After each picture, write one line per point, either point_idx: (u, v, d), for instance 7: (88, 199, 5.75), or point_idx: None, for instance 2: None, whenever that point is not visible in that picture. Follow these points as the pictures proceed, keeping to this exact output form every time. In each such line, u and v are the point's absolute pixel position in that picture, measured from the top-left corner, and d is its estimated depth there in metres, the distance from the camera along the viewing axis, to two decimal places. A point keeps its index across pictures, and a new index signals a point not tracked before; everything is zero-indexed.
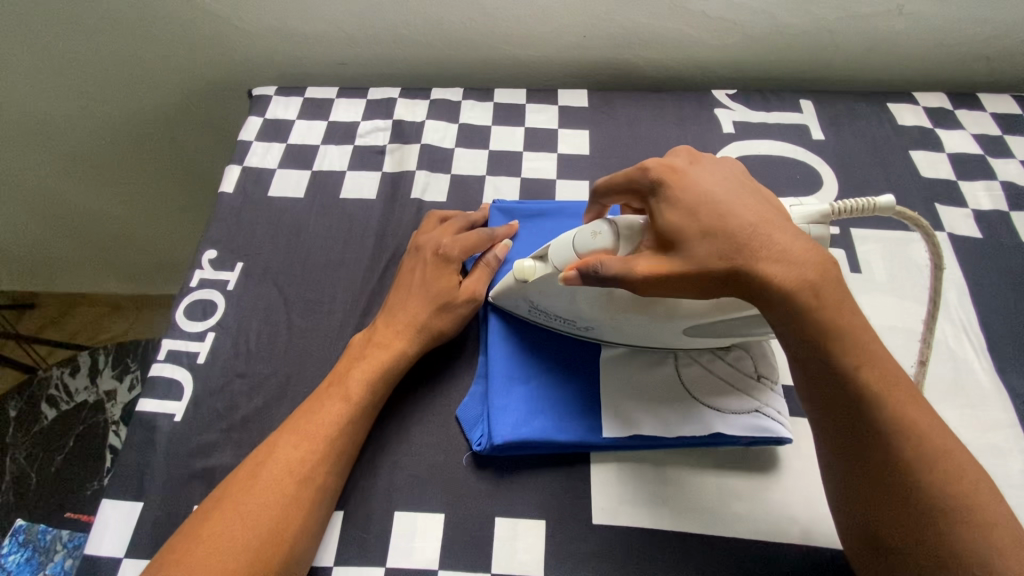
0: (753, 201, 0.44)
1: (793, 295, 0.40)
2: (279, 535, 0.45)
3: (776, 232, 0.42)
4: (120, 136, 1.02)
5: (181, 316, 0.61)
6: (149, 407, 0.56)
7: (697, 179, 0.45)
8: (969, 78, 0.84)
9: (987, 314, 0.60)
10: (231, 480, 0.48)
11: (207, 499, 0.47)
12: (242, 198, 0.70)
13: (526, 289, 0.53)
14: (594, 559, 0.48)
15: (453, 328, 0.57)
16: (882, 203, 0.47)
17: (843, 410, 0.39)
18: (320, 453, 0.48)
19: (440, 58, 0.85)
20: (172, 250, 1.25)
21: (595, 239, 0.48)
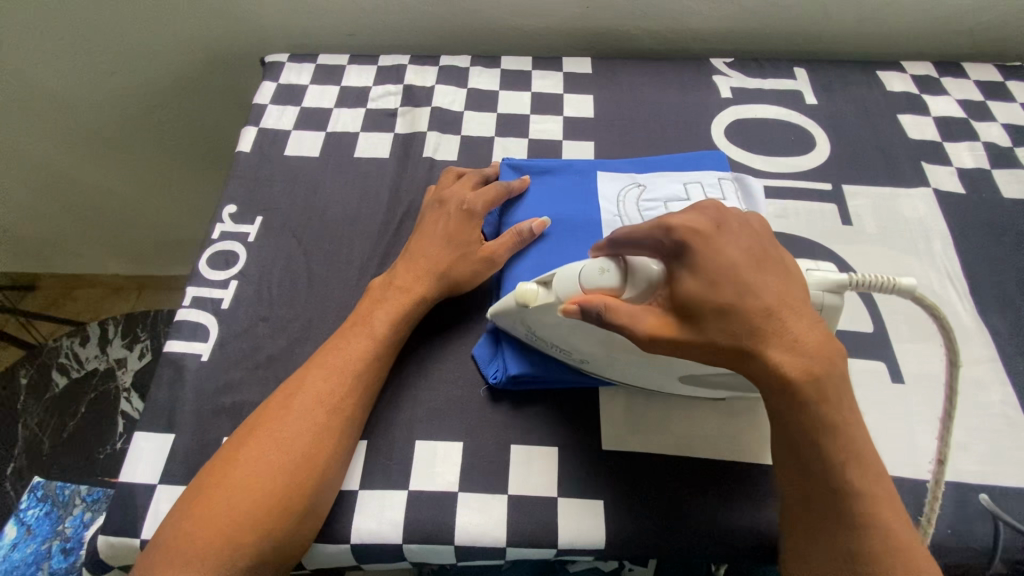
0: (774, 284, 0.41)
1: (792, 387, 0.39)
2: (314, 459, 0.47)
3: (795, 322, 0.40)
4: (127, 112, 1.03)
5: (204, 265, 0.64)
6: (177, 348, 0.58)
7: (726, 248, 0.42)
8: (954, 50, 0.88)
9: (970, 261, 0.64)
10: (263, 410, 0.50)
11: (240, 428, 0.50)
12: (259, 157, 0.72)
13: (525, 313, 0.50)
14: (604, 481, 0.52)
15: (473, 277, 0.59)
16: (902, 285, 0.46)
17: (814, 479, 0.40)
18: (348, 385, 0.51)
19: (448, 28, 0.87)
20: (176, 228, 1.26)
21: (604, 274, 0.45)
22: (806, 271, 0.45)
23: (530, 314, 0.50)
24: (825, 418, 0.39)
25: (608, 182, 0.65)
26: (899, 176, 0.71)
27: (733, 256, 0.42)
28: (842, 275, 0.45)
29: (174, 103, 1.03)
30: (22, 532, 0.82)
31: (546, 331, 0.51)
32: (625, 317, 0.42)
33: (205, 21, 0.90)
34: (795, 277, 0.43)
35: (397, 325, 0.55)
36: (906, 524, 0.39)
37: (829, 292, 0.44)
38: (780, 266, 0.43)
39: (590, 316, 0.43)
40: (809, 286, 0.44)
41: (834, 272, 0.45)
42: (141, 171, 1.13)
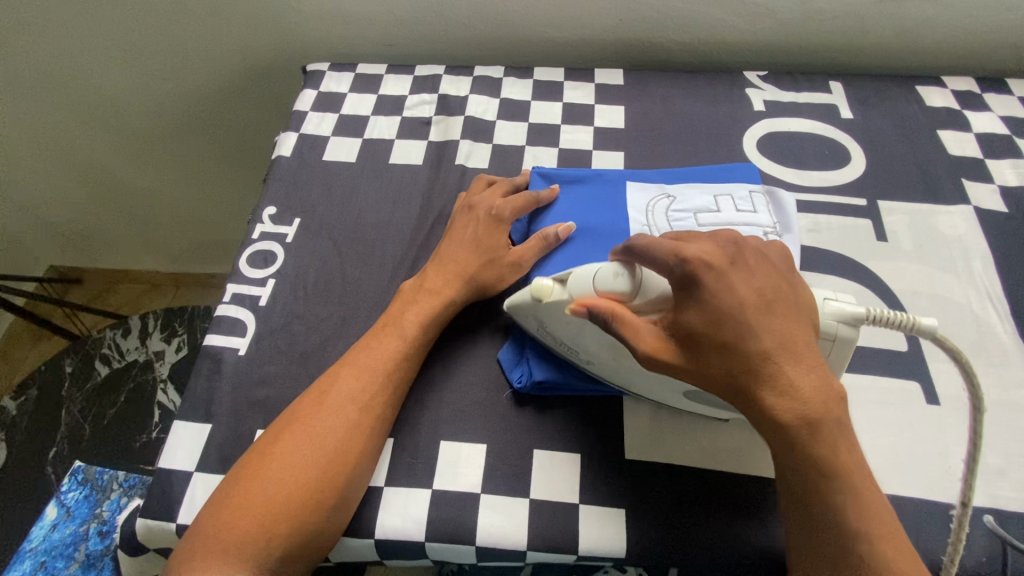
0: (780, 323, 0.41)
1: (786, 428, 0.40)
2: (342, 454, 0.49)
3: (793, 364, 0.40)
4: (175, 116, 1.08)
5: (244, 264, 0.66)
6: (217, 342, 0.61)
7: (735, 288, 0.42)
8: (997, 67, 0.86)
9: (1012, 282, 0.62)
10: (298, 405, 0.52)
11: (275, 422, 0.51)
12: (299, 161, 0.75)
13: (539, 308, 0.52)
14: (625, 489, 0.52)
15: (500, 283, 0.60)
16: (924, 325, 0.44)
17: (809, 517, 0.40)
18: (378, 384, 0.52)
19: (483, 40, 0.89)
20: (213, 226, 1.31)
21: (616, 279, 0.47)
22: (823, 300, 0.45)
23: (543, 307, 0.51)
24: (821, 459, 0.39)
25: (636, 193, 0.65)
26: (938, 193, 0.69)
27: (742, 296, 0.42)
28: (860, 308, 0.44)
29: (217, 110, 1.08)
30: (62, 513, 0.86)
31: (560, 331, 0.52)
32: (628, 326, 0.43)
33: (249, 31, 0.94)
34: (808, 315, 0.43)
35: (427, 326, 0.57)
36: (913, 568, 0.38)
37: (845, 323, 0.44)
38: (791, 306, 0.42)
39: (596, 319, 0.44)
40: (823, 317, 0.44)
41: (852, 304, 0.45)
42: (182, 171, 1.18)
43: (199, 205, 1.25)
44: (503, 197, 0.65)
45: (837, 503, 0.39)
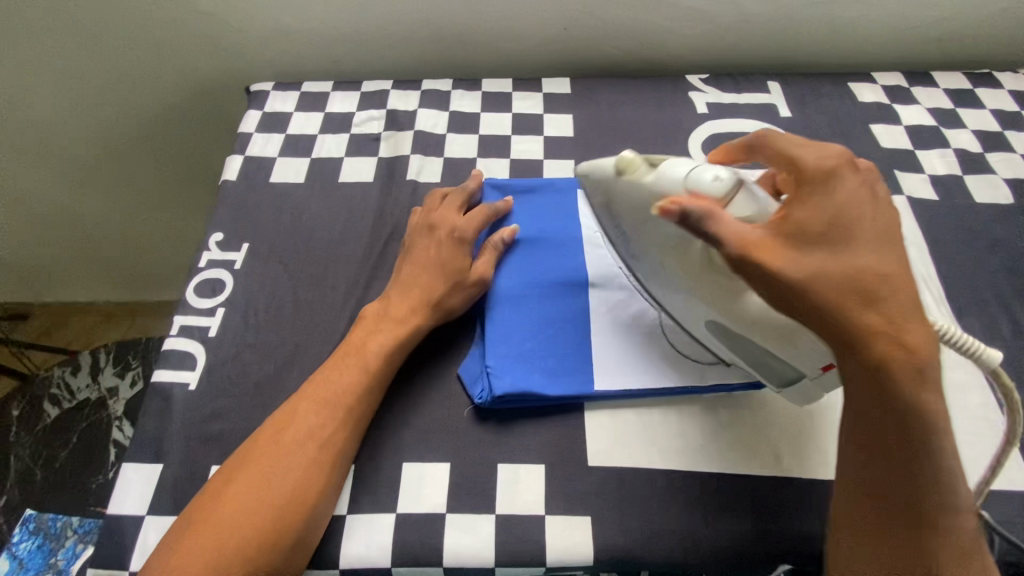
0: (879, 248, 0.40)
1: (890, 359, 0.38)
2: (297, 488, 0.48)
3: (905, 295, 0.39)
4: (115, 143, 1.04)
5: (191, 294, 0.64)
6: (165, 377, 0.59)
7: (852, 208, 0.40)
8: (923, 61, 0.91)
9: (945, 266, 0.65)
10: (254, 444, 0.50)
11: (231, 462, 0.50)
12: (245, 185, 0.74)
13: (612, 182, 0.51)
14: (591, 496, 0.52)
15: (463, 308, 0.60)
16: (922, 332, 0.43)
17: (894, 459, 0.39)
18: (338, 419, 0.51)
19: (430, 53, 0.89)
20: (166, 251, 1.25)
21: (717, 179, 0.44)
22: None
23: (621, 184, 0.50)
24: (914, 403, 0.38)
25: (587, 201, 0.68)
26: None
27: (855, 215, 0.41)
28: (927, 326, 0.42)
29: (161, 133, 1.04)
30: (15, 566, 0.82)
31: (627, 207, 0.50)
32: (723, 226, 0.39)
33: (189, 51, 0.92)
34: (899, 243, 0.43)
35: (393, 355, 0.56)
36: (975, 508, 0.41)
37: None
38: (896, 242, 0.41)
39: (687, 220, 0.40)
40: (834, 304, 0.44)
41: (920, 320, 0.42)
42: (129, 197, 1.14)
43: (149, 231, 1.21)
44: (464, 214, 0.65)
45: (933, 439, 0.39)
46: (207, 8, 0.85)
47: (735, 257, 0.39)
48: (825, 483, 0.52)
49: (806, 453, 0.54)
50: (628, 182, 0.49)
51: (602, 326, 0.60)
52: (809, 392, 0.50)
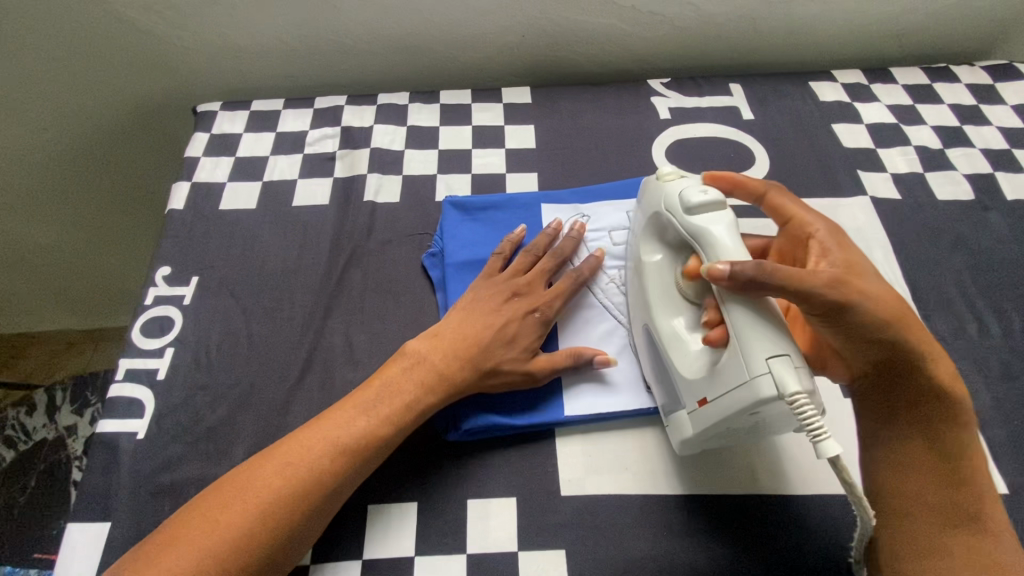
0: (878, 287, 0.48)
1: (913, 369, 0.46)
2: (271, 518, 0.45)
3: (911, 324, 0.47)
4: (54, 170, 0.97)
5: (137, 334, 0.61)
6: (110, 427, 0.55)
7: (856, 256, 0.49)
8: (882, 57, 0.91)
9: (910, 267, 0.65)
10: (242, 484, 0.46)
11: (216, 495, 0.46)
12: (193, 213, 0.70)
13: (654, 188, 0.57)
14: (564, 528, 0.50)
15: (502, 382, 0.54)
16: (755, 383, 0.42)
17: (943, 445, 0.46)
18: (334, 480, 0.47)
19: (386, 65, 0.86)
20: (116, 278, 1.17)
21: (707, 195, 0.50)
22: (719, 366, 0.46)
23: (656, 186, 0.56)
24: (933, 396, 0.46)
25: (551, 217, 0.67)
26: (838, 187, 0.72)
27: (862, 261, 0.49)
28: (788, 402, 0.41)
29: (106, 160, 0.98)
30: None
31: (651, 204, 0.56)
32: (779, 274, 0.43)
33: (131, 71, 0.87)
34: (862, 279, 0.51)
35: (420, 403, 0.51)
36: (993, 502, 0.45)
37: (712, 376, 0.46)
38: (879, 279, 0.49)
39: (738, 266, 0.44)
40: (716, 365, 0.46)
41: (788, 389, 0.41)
42: (78, 226, 1.06)
43: (95, 260, 1.12)
44: (541, 271, 0.60)
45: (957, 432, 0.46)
46: (147, 27, 0.81)
47: (799, 293, 0.44)
48: (799, 496, 0.51)
49: (777, 467, 0.53)
50: (657, 191, 0.56)
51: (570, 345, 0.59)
52: (682, 426, 0.50)
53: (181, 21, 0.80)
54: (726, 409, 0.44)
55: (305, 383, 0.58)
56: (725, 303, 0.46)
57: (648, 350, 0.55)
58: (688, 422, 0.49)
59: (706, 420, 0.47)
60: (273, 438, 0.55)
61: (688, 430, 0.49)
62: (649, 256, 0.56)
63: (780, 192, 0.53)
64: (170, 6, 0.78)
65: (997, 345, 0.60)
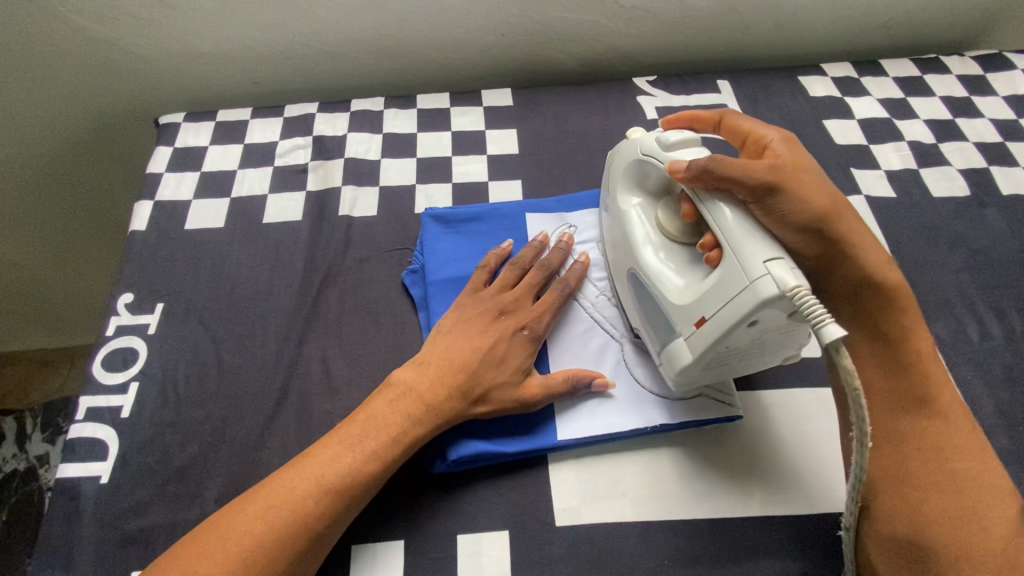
0: (826, 184, 0.47)
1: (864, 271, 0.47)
2: (254, 571, 0.41)
3: (857, 221, 0.47)
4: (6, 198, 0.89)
5: (98, 369, 0.57)
6: (71, 472, 0.51)
7: (807, 155, 0.48)
8: (870, 48, 0.88)
9: (908, 268, 0.63)
10: (216, 538, 0.42)
11: (190, 551, 0.42)
12: (157, 234, 0.66)
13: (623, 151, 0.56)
14: (561, 561, 0.48)
15: (497, 407, 0.51)
16: (756, 286, 0.40)
17: (892, 350, 0.46)
18: (318, 529, 0.44)
19: (359, 69, 0.82)
20: (76, 297, 1.05)
21: (683, 134, 0.50)
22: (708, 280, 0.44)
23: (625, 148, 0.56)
24: (891, 287, 0.46)
25: (537, 227, 0.64)
26: (831, 186, 0.70)
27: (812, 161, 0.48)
28: (779, 292, 0.39)
29: (64, 175, 0.91)
30: None
31: (620, 163, 0.56)
32: (732, 168, 0.44)
33: (87, 83, 0.82)
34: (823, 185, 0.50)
35: (407, 436, 0.48)
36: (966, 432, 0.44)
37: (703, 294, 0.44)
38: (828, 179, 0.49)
39: (693, 167, 0.46)
40: (703, 284, 0.45)
41: (785, 275, 0.39)
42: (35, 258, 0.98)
43: (55, 283, 1.01)
44: (525, 285, 0.57)
45: (913, 324, 0.46)
46: (101, 35, 0.76)
47: (753, 184, 0.44)
48: (808, 518, 0.49)
49: (782, 487, 0.51)
50: (626, 147, 0.56)
51: (563, 363, 0.56)
52: (680, 355, 0.47)
53: (137, 28, 0.75)
54: (727, 321, 0.42)
55: (281, 415, 0.54)
56: (701, 202, 0.46)
57: (636, 296, 0.53)
58: (686, 349, 0.46)
59: (706, 341, 0.43)
60: (248, 476, 0.51)
61: (686, 357, 0.46)
62: (627, 208, 0.54)
63: (734, 114, 0.53)
64: (124, 11, 0.73)
65: (999, 347, 0.58)
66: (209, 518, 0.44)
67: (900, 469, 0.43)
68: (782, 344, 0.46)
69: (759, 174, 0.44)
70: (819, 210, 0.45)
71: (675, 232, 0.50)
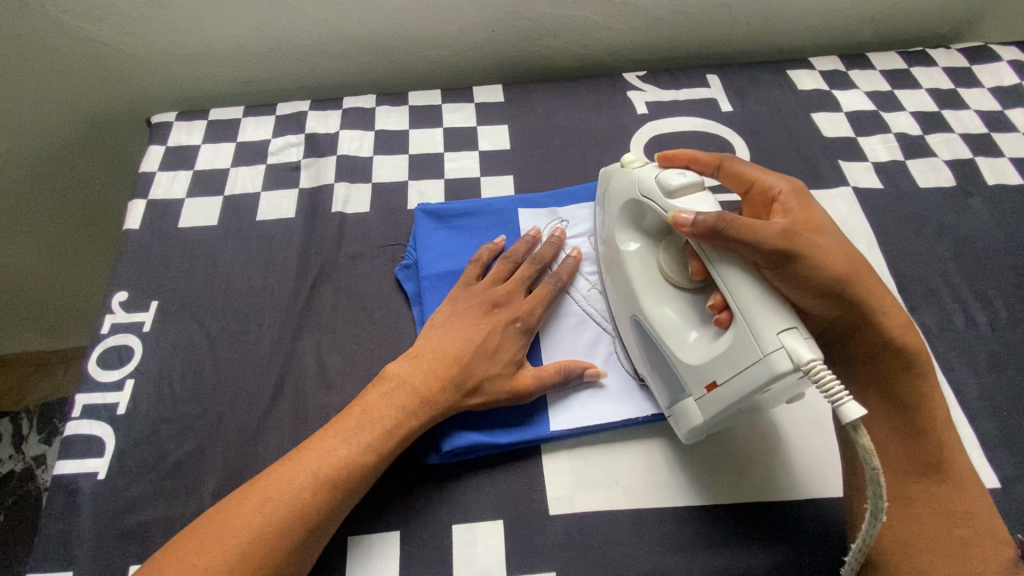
0: (838, 241, 0.47)
1: (877, 328, 0.47)
2: (255, 561, 0.42)
3: (870, 280, 0.47)
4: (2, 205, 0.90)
5: (94, 367, 0.57)
6: (69, 469, 0.52)
7: (816, 210, 0.48)
8: (858, 42, 0.89)
9: (895, 259, 0.64)
10: (216, 531, 0.43)
11: (190, 544, 0.42)
12: (150, 233, 0.66)
13: (619, 173, 0.56)
14: (555, 549, 0.48)
15: (492, 402, 0.51)
16: (770, 359, 0.40)
17: (906, 412, 0.47)
18: (315, 520, 0.44)
19: (351, 67, 0.82)
20: (69, 294, 1.04)
21: (684, 176, 0.49)
22: (722, 343, 0.45)
23: (621, 173, 0.55)
24: (900, 344, 0.47)
25: (529, 222, 0.65)
26: (819, 178, 0.70)
27: (822, 217, 0.48)
28: (794, 368, 0.39)
29: (57, 174, 0.91)
30: None
31: (616, 191, 0.55)
32: (746, 231, 0.43)
33: (79, 83, 0.82)
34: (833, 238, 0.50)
35: (402, 427, 0.49)
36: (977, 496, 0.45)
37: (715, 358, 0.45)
38: (839, 235, 0.48)
39: (704, 227, 0.44)
40: (715, 347, 0.45)
41: (798, 351, 0.40)
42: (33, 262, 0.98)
43: (49, 285, 1.01)
44: (518, 282, 0.57)
45: (919, 381, 0.47)
46: (92, 35, 0.76)
47: (770, 249, 0.43)
48: (798, 502, 0.50)
49: (772, 473, 0.52)
50: (623, 177, 0.55)
51: (556, 356, 0.57)
52: (689, 414, 0.47)
53: (127, 27, 0.75)
54: (740, 390, 0.42)
55: (276, 410, 0.55)
56: (710, 261, 0.46)
57: (637, 341, 0.53)
58: (697, 410, 0.47)
59: (719, 404, 0.44)
60: (244, 471, 0.52)
61: (698, 418, 0.47)
62: (625, 245, 0.54)
63: (735, 159, 0.52)
64: (115, 11, 0.73)
65: (984, 334, 0.59)
66: (208, 511, 0.45)
67: (912, 533, 0.45)
68: (785, 393, 0.46)
69: (776, 239, 0.43)
70: (838, 273, 0.45)
71: (682, 282, 0.51)
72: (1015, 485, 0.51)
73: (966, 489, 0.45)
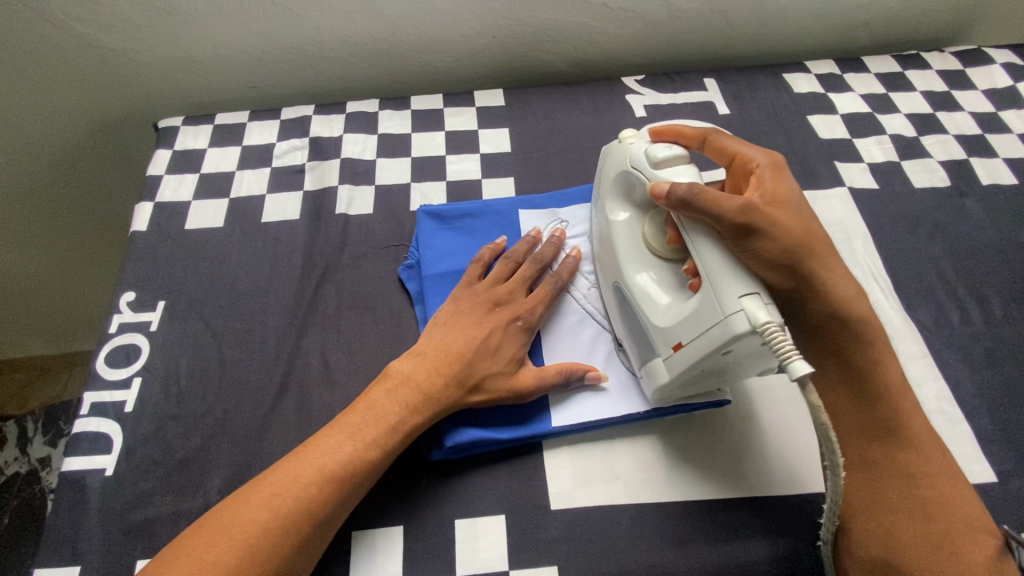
0: (808, 215, 0.47)
1: (848, 303, 0.46)
2: (263, 554, 0.42)
3: (837, 256, 0.47)
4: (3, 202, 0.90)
5: (102, 365, 0.58)
6: (77, 465, 0.52)
7: (790, 185, 0.48)
8: (852, 46, 0.91)
9: (891, 258, 0.65)
10: (222, 527, 0.43)
11: (197, 539, 0.43)
12: (158, 235, 0.67)
13: (616, 151, 0.57)
14: (556, 543, 0.49)
15: (492, 399, 0.52)
16: (729, 320, 0.41)
17: (867, 377, 0.46)
18: (319, 516, 0.45)
19: (354, 72, 0.84)
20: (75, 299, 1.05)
21: (671, 150, 0.51)
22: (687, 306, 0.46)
23: (616, 150, 0.57)
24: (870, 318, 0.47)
25: (529, 222, 0.66)
26: (816, 178, 0.71)
27: (795, 191, 0.48)
28: (748, 327, 0.40)
29: (63, 176, 0.92)
30: None
31: (610, 166, 0.57)
32: (715, 200, 0.44)
33: (86, 90, 0.83)
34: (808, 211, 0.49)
35: (406, 423, 0.50)
36: (938, 458, 0.45)
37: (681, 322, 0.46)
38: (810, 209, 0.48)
39: (676, 195, 0.46)
40: (680, 313, 0.46)
41: (755, 311, 0.41)
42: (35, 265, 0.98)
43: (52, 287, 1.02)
44: (519, 280, 0.58)
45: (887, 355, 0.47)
46: (101, 42, 0.77)
47: (735, 217, 0.44)
48: (798, 496, 0.51)
49: (771, 468, 0.52)
50: (619, 152, 0.56)
51: (557, 354, 0.58)
52: (657, 374, 0.49)
53: (135, 33, 0.76)
54: (700, 351, 0.44)
55: (281, 407, 0.55)
56: (683, 229, 0.47)
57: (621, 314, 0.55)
58: (664, 371, 0.48)
59: (682, 365, 0.45)
60: (249, 467, 0.52)
61: (663, 377, 0.48)
62: (615, 215, 0.56)
63: (720, 133, 0.53)
64: (122, 17, 0.74)
65: (980, 331, 0.60)
66: (215, 508, 0.45)
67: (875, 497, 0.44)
68: (756, 361, 0.47)
69: (740, 209, 0.44)
70: (788, 246, 0.44)
71: (661, 250, 0.52)
72: (1011, 479, 0.51)
73: (923, 447, 0.45)
